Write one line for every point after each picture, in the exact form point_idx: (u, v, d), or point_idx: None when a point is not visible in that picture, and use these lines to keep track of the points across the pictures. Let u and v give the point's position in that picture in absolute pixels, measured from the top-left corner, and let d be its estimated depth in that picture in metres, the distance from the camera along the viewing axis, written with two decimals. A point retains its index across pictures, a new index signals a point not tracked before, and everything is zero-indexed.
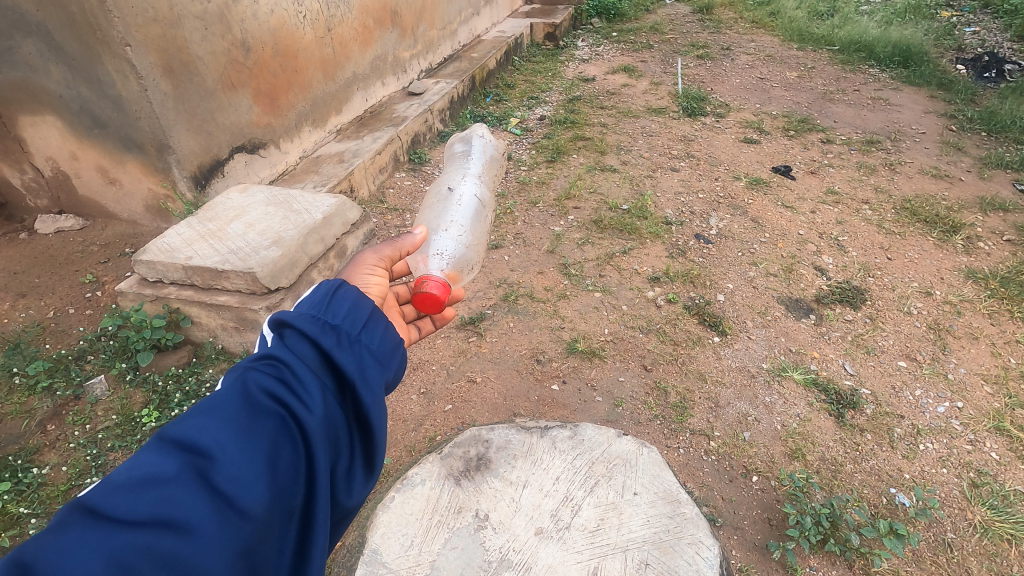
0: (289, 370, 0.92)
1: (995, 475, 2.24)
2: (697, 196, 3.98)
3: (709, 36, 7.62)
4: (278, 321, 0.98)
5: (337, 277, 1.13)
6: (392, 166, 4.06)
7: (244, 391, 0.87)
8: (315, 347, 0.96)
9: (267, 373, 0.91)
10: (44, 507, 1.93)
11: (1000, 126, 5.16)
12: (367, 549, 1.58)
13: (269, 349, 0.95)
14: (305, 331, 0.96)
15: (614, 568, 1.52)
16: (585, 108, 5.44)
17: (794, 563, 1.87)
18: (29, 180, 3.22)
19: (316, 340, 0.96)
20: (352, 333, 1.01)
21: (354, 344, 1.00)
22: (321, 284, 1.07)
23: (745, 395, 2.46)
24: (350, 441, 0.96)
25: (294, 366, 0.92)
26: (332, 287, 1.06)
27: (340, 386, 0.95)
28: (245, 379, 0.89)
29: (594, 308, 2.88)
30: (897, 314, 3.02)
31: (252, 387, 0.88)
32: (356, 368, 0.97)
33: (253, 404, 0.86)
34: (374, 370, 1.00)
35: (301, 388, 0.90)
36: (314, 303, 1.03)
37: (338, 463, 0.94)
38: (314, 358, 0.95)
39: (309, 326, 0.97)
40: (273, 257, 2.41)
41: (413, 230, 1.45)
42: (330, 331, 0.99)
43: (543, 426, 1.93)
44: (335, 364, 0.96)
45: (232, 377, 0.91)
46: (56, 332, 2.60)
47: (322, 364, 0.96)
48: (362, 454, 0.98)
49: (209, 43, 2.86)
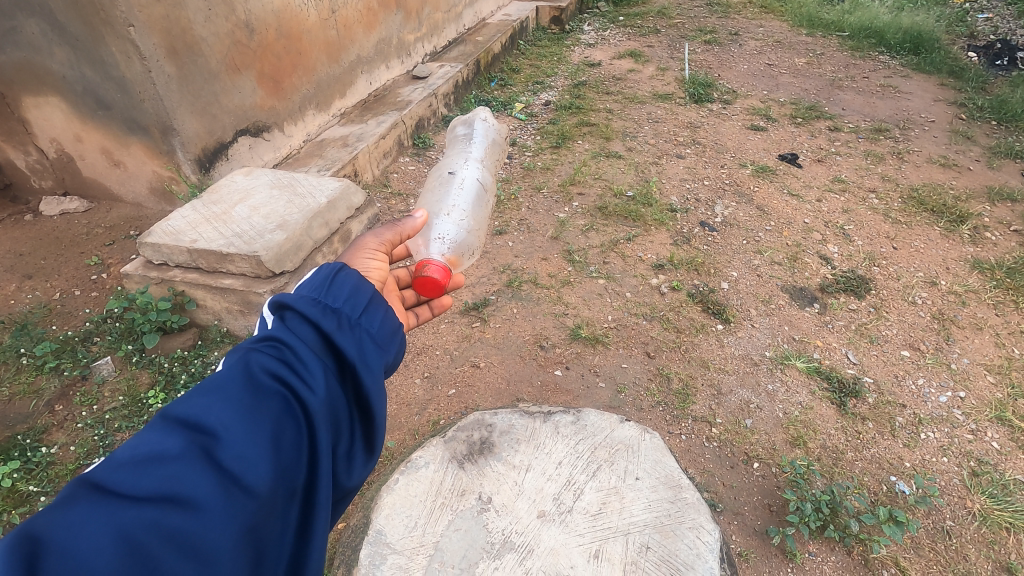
0: (291, 351, 0.93)
1: (996, 464, 2.27)
2: (702, 183, 3.96)
3: (717, 21, 7.52)
4: (279, 304, 0.99)
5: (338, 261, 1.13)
6: (397, 151, 4.04)
7: (246, 371, 0.88)
8: (317, 329, 0.96)
9: (268, 355, 0.91)
10: (53, 486, 1.95)
11: (1011, 115, 5.12)
12: (372, 530, 1.61)
13: (270, 331, 0.96)
14: (306, 313, 0.96)
15: (616, 551, 1.54)
16: (591, 93, 5.39)
17: (793, 549, 1.84)
18: (33, 161, 3.22)
19: (316, 322, 0.96)
20: (352, 317, 1.01)
21: (354, 328, 1.00)
22: (321, 268, 1.07)
23: (748, 382, 2.45)
24: (350, 423, 0.97)
25: (294, 347, 0.93)
26: (332, 270, 1.06)
27: (344, 369, 0.96)
28: (247, 360, 0.89)
29: (598, 295, 2.87)
30: (902, 304, 3.06)
31: (254, 368, 0.89)
32: (357, 351, 0.98)
33: (256, 384, 0.87)
34: (374, 353, 1.01)
35: (305, 369, 0.91)
36: (315, 286, 1.03)
37: (339, 445, 0.95)
38: (315, 339, 0.95)
39: (310, 308, 0.97)
40: (277, 241, 2.41)
41: (413, 213, 1.44)
42: (331, 314, 0.99)
43: (547, 412, 1.95)
44: (335, 347, 0.96)
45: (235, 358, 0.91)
46: (62, 313, 2.60)
47: (326, 346, 0.96)
48: (362, 437, 1.00)
49: (212, 25, 2.84)
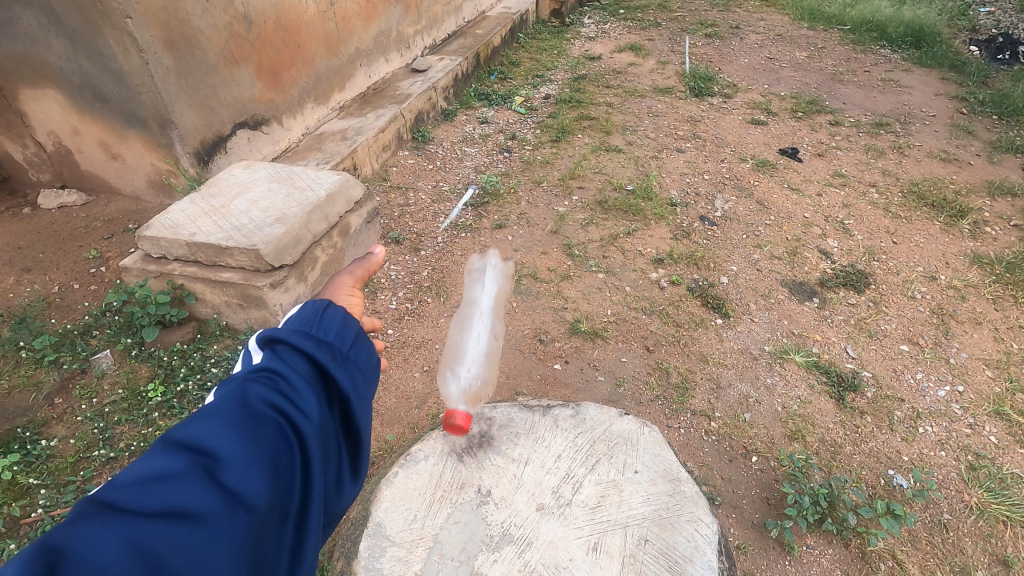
0: (285, 380, 0.92)
1: (993, 458, 2.28)
2: (702, 177, 3.96)
3: (718, 14, 7.48)
4: (267, 336, 0.97)
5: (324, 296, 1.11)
6: (396, 145, 4.02)
7: (243, 398, 0.87)
8: (310, 360, 0.95)
9: (264, 383, 0.90)
10: (53, 478, 1.95)
11: (1012, 110, 5.11)
12: (371, 523, 1.61)
13: (263, 361, 0.94)
14: (299, 345, 0.95)
15: (614, 544, 1.54)
16: (591, 87, 5.37)
17: (791, 541, 1.84)
18: (31, 154, 3.20)
19: (310, 353, 0.95)
20: (344, 348, 1.01)
21: (346, 360, 0.99)
22: (310, 302, 1.05)
23: (747, 376, 2.45)
24: (339, 451, 0.97)
25: (289, 376, 0.92)
26: (322, 305, 1.04)
27: (335, 398, 0.96)
28: (243, 388, 0.88)
29: (598, 289, 2.87)
30: (901, 298, 3.06)
31: (252, 395, 0.88)
32: (349, 383, 0.97)
33: (254, 410, 0.86)
34: (364, 385, 1.01)
35: (297, 397, 0.90)
36: (305, 318, 1.02)
37: (329, 473, 0.95)
38: (309, 369, 0.95)
39: (304, 340, 0.96)
40: (277, 235, 2.41)
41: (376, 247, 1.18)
42: (324, 345, 0.98)
43: (546, 405, 1.95)
44: (329, 377, 0.95)
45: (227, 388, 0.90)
46: (62, 306, 2.60)
47: (318, 377, 0.95)
48: (350, 465, 1.00)
49: (210, 17, 2.82)
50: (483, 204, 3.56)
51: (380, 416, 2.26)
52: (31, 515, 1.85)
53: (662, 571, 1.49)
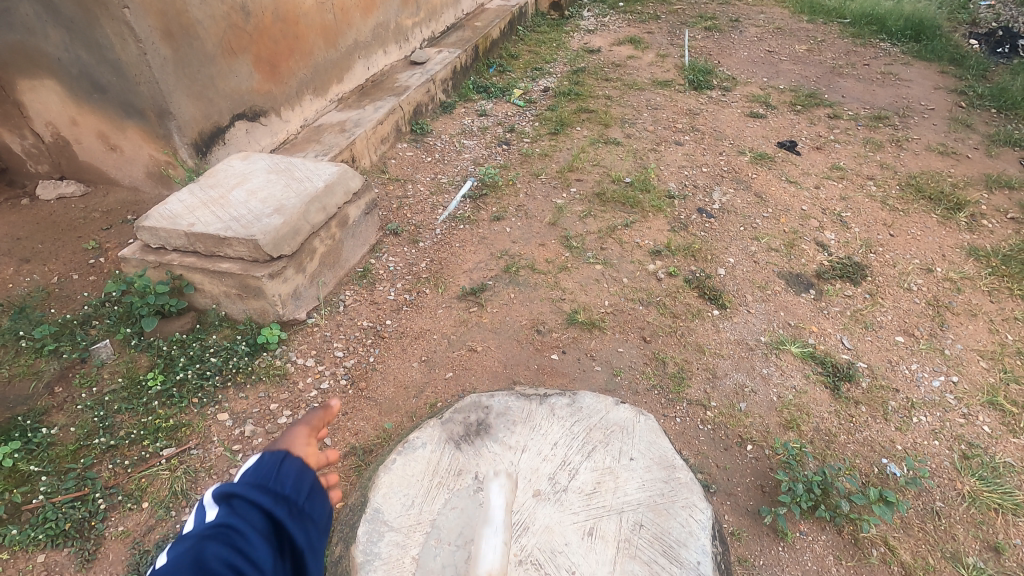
0: (241, 537, 0.94)
1: (986, 448, 2.30)
2: (700, 170, 3.96)
3: (717, 8, 7.46)
4: (223, 490, 0.99)
5: (281, 441, 1.14)
6: (395, 137, 4.02)
7: (199, 561, 0.89)
8: (266, 514, 0.97)
9: (220, 541, 0.92)
10: (54, 466, 1.97)
11: (1010, 103, 5.11)
12: (369, 508, 1.63)
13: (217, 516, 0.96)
14: (256, 501, 0.98)
15: (610, 529, 1.56)
16: (590, 80, 5.36)
17: (785, 528, 1.86)
18: (29, 145, 3.20)
19: (266, 509, 0.98)
20: (300, 502, 1.03)
21: (301, 514, 1.02)
22: (266, 453, 1.08)
23: (743, 366, 2.47)
24: None
25: (245, 533, 0.94)
26: (278, 458, 1.07)
27: (288, 553, 0.98)
28: (200, 549, 0.90)
29: (595, 280, 2.88)
30: (897, 290, 3.08)
31: (208, 556, 0.90)
32: (303, 538, 1.00)
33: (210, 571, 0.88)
34: (318, 539, 1.04)
35: (253, 556, 0.92)
36: (261, 471, 1.04)
37: None
38: (264, 524, 0.97)
39: (259, 496, 0.99)
40: (275, 226, 2.42)
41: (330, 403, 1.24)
42: (281, 501, 1.00)
43: (543, 394, 1.97)
44: (284, 534, 0.98)
45: (181, 546, 0.91)
46: (61, 297, 2.61)
47: (273, 532, 0.98)
48: None
49: (208, 7, 2.81)
50: (482, 196, 3.57)
51: (379, 405, 2.28)
52: (32, 501, 1.86)
53: (656, 555, 1.51)
